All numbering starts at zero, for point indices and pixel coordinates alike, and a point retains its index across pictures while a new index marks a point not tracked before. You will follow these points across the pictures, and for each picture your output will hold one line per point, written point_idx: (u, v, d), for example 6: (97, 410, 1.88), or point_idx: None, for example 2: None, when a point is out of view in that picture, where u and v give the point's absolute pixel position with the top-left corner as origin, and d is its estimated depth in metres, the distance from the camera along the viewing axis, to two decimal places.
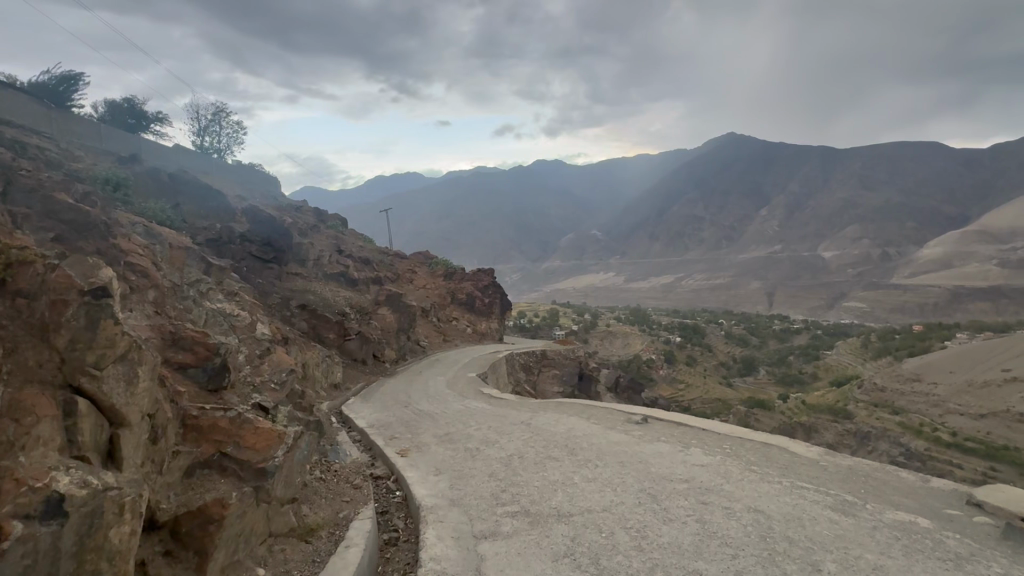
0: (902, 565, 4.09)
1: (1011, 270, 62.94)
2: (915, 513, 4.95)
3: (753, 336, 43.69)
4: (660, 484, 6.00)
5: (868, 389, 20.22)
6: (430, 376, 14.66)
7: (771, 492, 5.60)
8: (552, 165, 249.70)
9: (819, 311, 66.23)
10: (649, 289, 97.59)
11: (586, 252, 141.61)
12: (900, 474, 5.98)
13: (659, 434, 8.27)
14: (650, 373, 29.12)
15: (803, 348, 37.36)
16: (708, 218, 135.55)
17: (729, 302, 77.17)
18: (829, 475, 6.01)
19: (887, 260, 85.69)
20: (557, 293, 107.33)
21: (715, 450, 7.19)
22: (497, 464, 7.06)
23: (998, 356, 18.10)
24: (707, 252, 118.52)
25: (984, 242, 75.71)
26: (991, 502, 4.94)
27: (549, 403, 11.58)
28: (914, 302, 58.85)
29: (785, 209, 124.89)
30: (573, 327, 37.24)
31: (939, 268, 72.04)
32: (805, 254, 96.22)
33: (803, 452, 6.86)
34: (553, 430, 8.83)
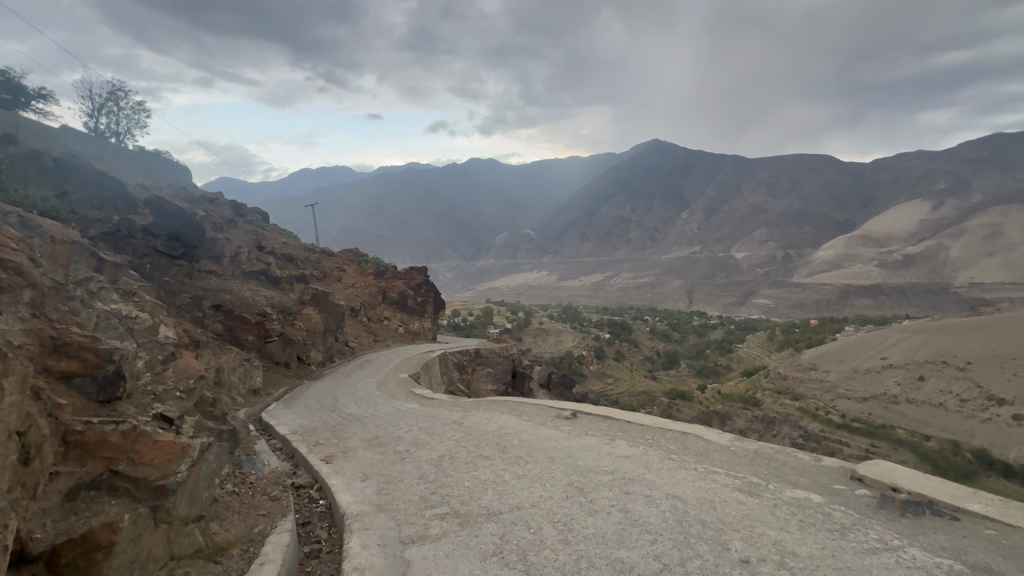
0: (796, 538, 4.49)
1: (887, 270, 71.63)
2: (808, 491, 5.49)
3: (675, 332, 46.45)
4: (588, 476, 6.19)
5: (773, 377, 22.23)
6: (358, 378, 14.10)
7: (688, 478, 5.97)
8: (487, 164, 249.83)
9: (733, 307, 71.65)
10: (579, 287, 100.60)
11: (519, 251, 143.31)
12: (799, 455, 6.59)
13: (586, 428, 8.56)
14: (581, 369, 30.06)
15: (719, 342, 40.23)
16: (635, 220, 142.02)
17: (653, 300, 81.39)
18: (737, 460, 6.50)
19: (789, 260, 94.60)
20: (491, 291, 107.74)
21: (638, 441, 7.55)
22: (428, 465, 6.95)
23: (878, 346, 20.46)
24: (633, 252, 124.35)
25: (867, 245, 85.61)
26: (869, 475, 5.59)
27: (482, 401, 11.54)
28: (811, 298, 65.42)
29: (703, 212, 133.75)
30: (506, 326, 37.53)
31: (832, 268, 80.49)
32: (720, 255, 103.80)
33: (716, 439, 7.38)
34: (484, 429, 8.83)
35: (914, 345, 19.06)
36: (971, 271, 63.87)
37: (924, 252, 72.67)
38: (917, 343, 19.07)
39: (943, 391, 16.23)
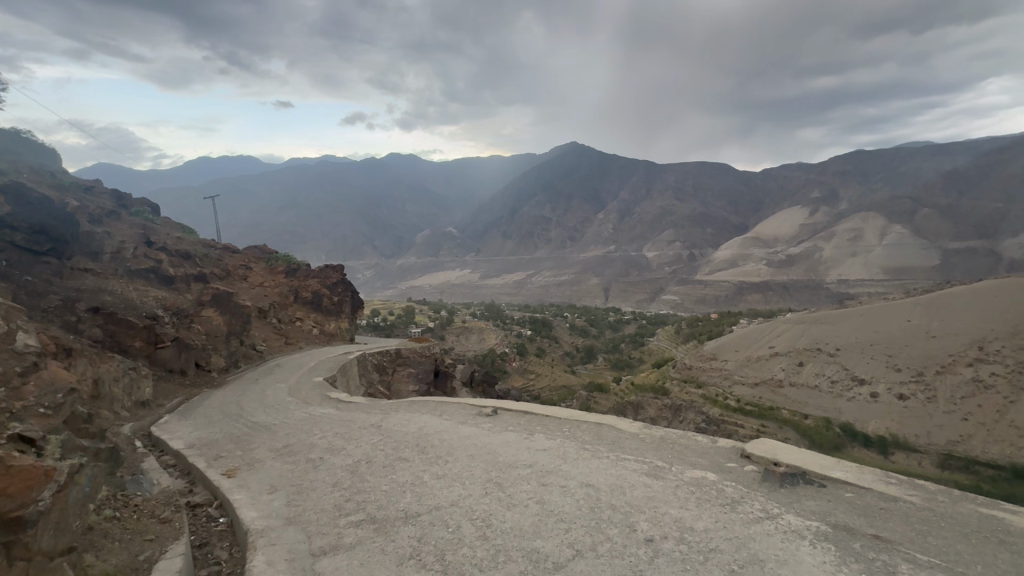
0: (694, 514, 4.89)
1: (774, 268, 80.22)
2: (704, 470, 6.02)
3: (592, 327, 48.53)
4: (507, 471, 6.29)
5: (680, 367, 24.17)
6: (268, 384, 13.14)
7: (600, 466, 6.28)
8: (407, 159, 243.83)
9: (644, 303, 76.34)
10: (502, 285, 101.72)
11: (441, 249, 141.82)
12: (697, 438, 7.19)
13: (507, 424, 8.68)
14: (504, 366, 30.36)
15: (633, 336, 42.69)
16: (555, 220, 146.22)
17: (572, 297, 84.34)
18: (645, 446, 6.96)
19: (693, 259, 102.63)
20: (413, 290, 105.55)
21: (555, 434, 7.82)
22: (343, 472, 6.66)
23: (765, 336, 22.83)
24: (553, 251, 128.05)
25: (758, 245, 95.26)
26: (755, 452, 6.24)
27: (402, 402, 11.26)
28: (712, 294, 71.49)
29: (618, 213, 140.95)
30: (428, 325, 36.98)
31: (729, 266, 88.50)
32: (633, 254, 109.97)
33: (626, 428, 7.84)
34: (404, 430, 8.67)
35: (795, 334, 21.44)
36: (839, 268, 73.50)
37: (803, 253, 82.22)
38: (798, 332, 21.44)
39: (819, 375, 18.40)
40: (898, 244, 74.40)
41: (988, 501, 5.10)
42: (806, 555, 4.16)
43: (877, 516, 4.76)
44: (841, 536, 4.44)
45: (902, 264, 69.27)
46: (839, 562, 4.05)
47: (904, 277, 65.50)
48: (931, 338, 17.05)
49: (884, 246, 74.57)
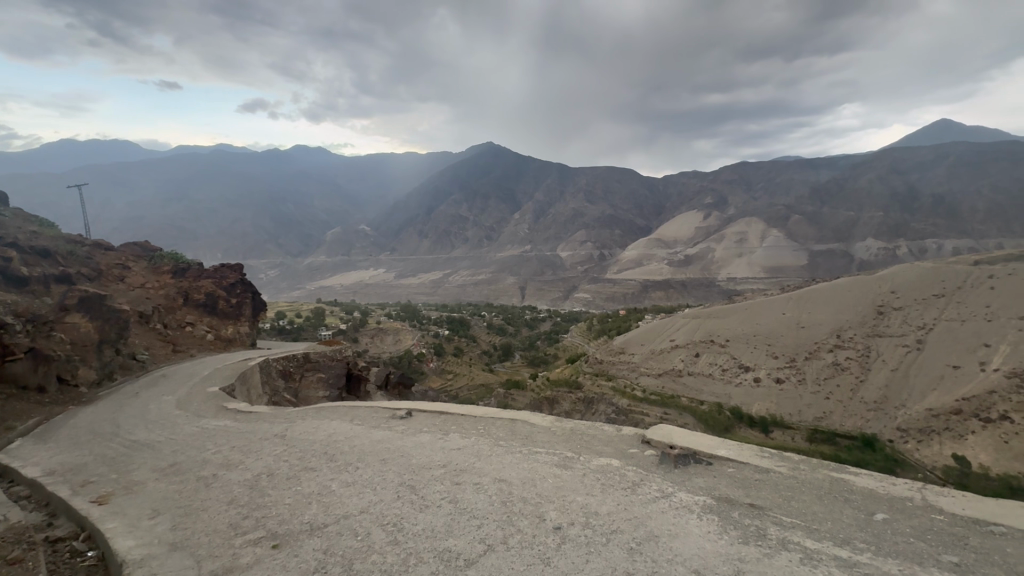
0: (598, 500, 5.18)
1: (674, 267, 86.98)
2: (609, 457, 6.40)
3: (510, 325, 49.28)
4: (420, 473, 6.21)
5: (592, 362, 25.35)
6: (151, 398, 11.71)
7: (514, 461, 6.41)
8: (315, 151, 230.12)
9: (559, 301, 79.01)
10: (418, 285, 99.93)
11: (353, 247, 135.84)
12: (603, 428, 7.61)
13: (421, 426, 8.55)
14: (421, 367, 29.56)
15: (548, 333, 43.99)
16: (471, 219, 146.37)
17: (490, 297, 85.13)
18: (557, 438, 7.24)
19: (603, 258, 108.13)
20: (323, 291, 100.10)
21: (470, 432, 7.86)
22: (240, 487, 6.16)
23: (667, 330, 24.63)
24: (470, 250, 128.13)
25: (660, 245, 102.58)
26: (654, 438, 6.74)
27: (310, 410, 10.62)
28: (620, 292, 75.85)
29: (533, 214, 144.47)
30: (340, 327, 35.11)
31: (635, 266, 94.36)
32: (548, 254, 113.41)
33: (538, 422, 8.11)
34: (311, 438, 8.23)
35: (692, 327, 23.37)
36: (728, 267, 81.48)
37: (699, 253, 89.92)
38: (694, 325, 23.37)
39: (712, 364, 20.21)
40: (776, 245, 84.01)
41: (838, 465, 5.99)
42: (694, 527, 4.59)
43: (753, 486, 5.38)
44: (723, 507, 4.96)
45: (779, 263, 78.37)
46: (722, 530, 4.51)
47: (780, 275, 74.34)
48: (801, 328, 19.49)
49: (764, 247, 83.88)
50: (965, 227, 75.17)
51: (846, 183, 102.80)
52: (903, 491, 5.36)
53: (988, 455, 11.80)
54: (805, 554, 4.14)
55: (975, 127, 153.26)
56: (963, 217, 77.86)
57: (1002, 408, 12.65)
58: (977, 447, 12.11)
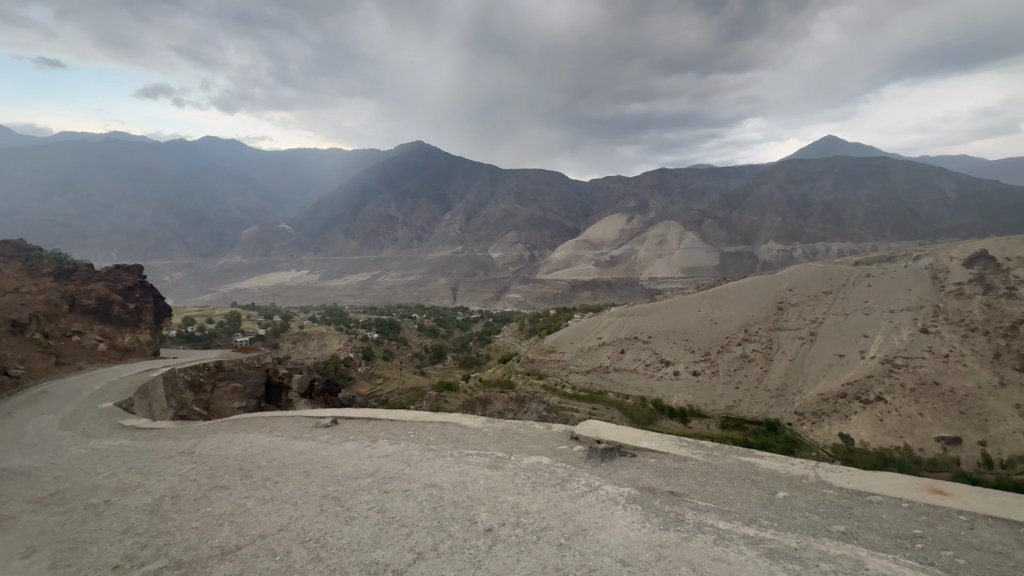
0: (528, 499, 5.24)
1: (601, 268, 90.38)
2: (540, 455, 6.50)
3: (441, 327, 48.58)
4: (346, 484, 5.95)
5: (524, 361, 25.67)
6: (27, 418, 10.23)
7: (444, 464, 6.33)
8: (227, 143, 213.23)
9: (491, 302, 79.18)
10: (345, 287, 95.94)
11: (273, 247, 127.55)
12: (534, 426, 7.74)
13: (347, 433, 8.20)
14: (348, 372, 28.23)
15: (480, 334, 43.97)
16: (400, 219, 142.82)
17: (420, 298, 83.53)
18: (487, 439, 7.26)
19: (534, 259, 109.99)
20: (238, 294, 93.08)
21: (400, 437, 7.65)
22: (137, 514, 5.53)
23: (594, 328, 25.46)
24: (400, 251, 125.03)
25: (587, 246, 106.21)
26: (582, 434, 6.97)
27: (223, 423, 9.82)
28: (550, 292, 77.68)
29: (464, 214, 143.80)
30: (258, 332, 32.61)
31: (564, 266, 96.89)
32: (479, 255, 113.40)
33: (469, 424, 8.07)
34: (223, 454, 7.61)
35: (618, 325, 24.36)
36: (650, 267, 86.10)
37: (623, 254, 94.16)
38: (619, 323, 24.39)
39: (636, 360, 21.20)
40: (691, 247, 90.08)
41: (747, 449, 6.52)
42: (619, 518, 4.77)
43: (673, 475, 5.70)
44: (646, 497, 5.20)
45: (695, 264, 84.08)
46: (645, 519, 4.74)
47: (696, 275, 79.81)
48: (713, 324, 21.04)
49: (682, 249, 89.56)
50: (848, 232, 85.21)
51: (751, 191, 112.33)
52: (800, 469, 5.94)
53: (867, 432, 13.42)
54: (717, 535, 4.46)
55: (854, 144, 173.70)
56: (846, 224, 88.28)
57: (877, 390, 14.43)
58: (859, 425, 13.72)
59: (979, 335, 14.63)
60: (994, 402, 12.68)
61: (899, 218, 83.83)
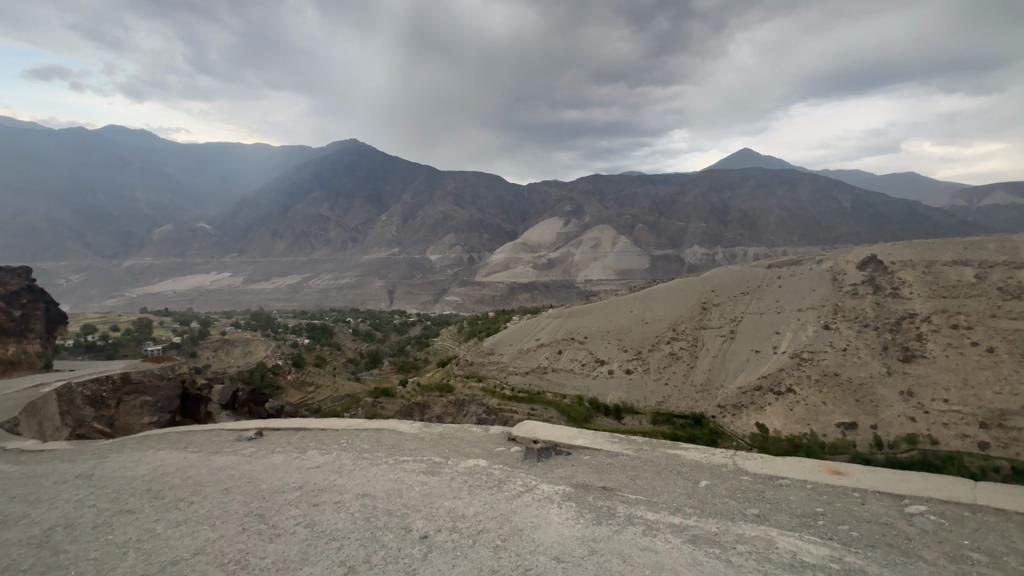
0: (465, 502, 5.21)
1: (539, 270, 91.91)
2: (477, 458, 6.48)
3: (377, 331, 47.07)
4: (270, 499, 5.61)
5: (463, 363, 25.47)
6: None
7: (379, 473, 6.15)
8: (135, 134, 194.61)
9: (429, 305, 77.98)
10: (272, 290, 90.54)
11: (190, 247, 117.86)
12: (472, 429, 7.71)
13: (273, 446, 7.73)
14: (277, 381, 26.55)
15: (418, 338, 43.15)
16: (333, 219, 137.16)
17: (355, 302, 80.63)
18: (425, 444, 7.14)
19: (473, 261, 109.87)
20: (149, 299, 85.16)
21: (331, 447, 7.34)
22: (21, 549, 4.89)
23: (532, 330, 25.73)
24: (333, 252, 120.06)
25: (525, 248, 107.63)
26: (518, 434, 7.05)
27: (130, 441, 8.91)
28: (488, 294, 77.87)
29: (401, 216, 140.74)
30: (172, 340, 29.90)
31: (503, 269, 97.35)
32: (417, 257, 111.41)
33: (406, 429, 7.90)
34: (129, 475, 6.91)
35: (555, 327, 24.80)
36: (586, 270, 88.74)
37: (560, 257, 96.20)
38: (557, 325, 24.83)
39: (573, 360, 21.72)
40: (624, 250, 93.81)
41: (673, 443, 6.86)
42: (554, 516, 4.86)
43: (606, 471, 5.91)
44: (579, 493, 5.34)
45: (627, 267, 87.74)
46: (578, 515, 4.86)
47: (628, 278, 83.23)
48: (644, 324, 22.01)
49: (615, 252, 93.09)
50: (763, 237, 92.46)
51: (677, 199, 118.78)
52: (720, 458, 6.37)
53: (779, 421, 14.65)
54: (646, 525, 4.66)
55: (766, 156, 189.16)
56: (761, 229, 95.75)
57: (787, 381, 15.78)
58: (773, 415, 14.92)
59: (871, 330, 16.37)
60: (882, 390, 14.24)
61: (805, 225, 92.29)
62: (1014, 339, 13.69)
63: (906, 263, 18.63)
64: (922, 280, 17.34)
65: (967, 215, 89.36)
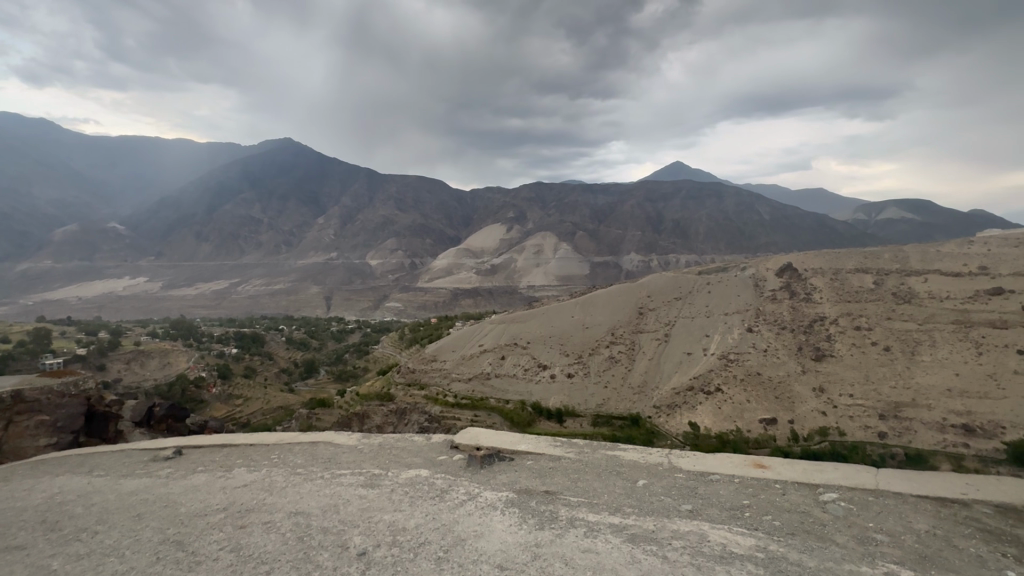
0: (406, 515, 5.05)
1: (482, 276, 91.90)
2: (419, 468, 6.34)
3: (312, 339, 44.89)
4: (191, 523, 5.18)
5: (404, 371, 24.84)
6: None
7: (314, 488, 5.84)
8: (34, 122, 175.05)
9: (369, 311, 75.60)
10: (195, 296, 84.17)
11: (99, 249, 107.22)
12: (412, 439, 7.51)
13: (195, 465, 7.14)
14: (199, 395, 24.56)
15: (357, 345, 41.75)
16: (264, 221, 129.95)
17: (289, 309, 76.69)
18: (363, 457, 6.88)
19: (415, 266, 108.03)
20: (49, 306, 76.50)
21: (262, 464, 6.89)
22: None
23: (475, 336, 25.56)
24: (265, 256, 113.78)
25: (469, 254, 107.26)
26: (462, 442, 6.96)
27: (21, 467, 7.89)
28: (431, 300, 76.80)
29: (340, 219, 136.06)
30: (77, 352, 27.01)
31: (445, 275, 96.37)
32: (356, 262, 108.01)
33: (344, 442, 7.57)
34: (20, 505, 6.13)
35: (499, 332, 24.79)
36: (528, 276, 89.84)
37: (503, 262, 96.56)
38: (500, 330, 24.86)
39: (516, 365, 21.85)
40: (565, 256, 95.86)
41: (613, 444, 7.06)
42: (497, 523, 4.83)
43: (548, 475, 5.98)
44: (522, 499, 5.34)
45: (568, 273, 89.72)
46: (521, 522, 4.85)
47: (569, 283, 85.14)
48: (585, 328, 22.57)
49: (557, 258, 94.97)
50: (694, 246, 97.88)
51: (616, 208, 123.05)
52: (656, 457, 6.62)
53: (709, 419, 15.49)
54: (587, 527, 4.74)
55: (696, 170, 200.66)
56: (692, 238, 101.34)
57: (716, 381, 16.74)
58: (703, 413, 15.75)
59: (788, 332, 17.73)
60: (798, 387, 15.45)
61: (730, 235, 98.63)
62: (906, 338, 15.38)
63: (817, 271, 20.42)
64: (830, 286, 19.06)
65: (867, 228, 99.31)
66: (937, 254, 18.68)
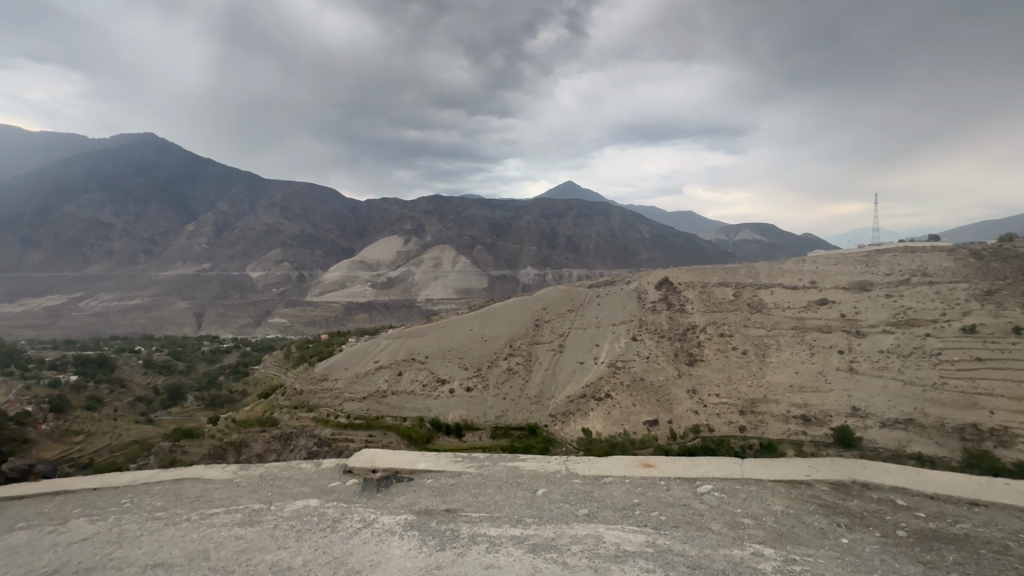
0: (291, 552, 4.59)
1: (377, 290, 88.45)
2: (306, 498, 5.82)
3: (177, 362, 39.33)
4: None
5: (290, 393, 22.79)
6: None
7: (176, 534, 5.08)
8: None
9: (249, 329, 68.57)
10: (19, 314, 69.63)
11: None
12: (299, 466, 6.90)
13: (13, 522, 5.80)
14: (23, 434, 19.59)
15: (233, 367, 37.47)
16: (117, 226, 112.45)
17: (148, 327, 66.78)
18: (240, 490, 6.15)
19: (304, 278, 100.89)
20: None
21: (108, 512, 5.82)
22: None
23: (369, 352, 24.28)
24: (117, 266, 98.20)
25: (363, 266, 102.72)
26: (356, 466, 6.55)
27: None
28: (322, 315, 72.05)
29: (214, 227, 122.47)
30: None
31: (338, 288, 91.09)
32: (234, 274, 97.87)
33: (216, 476, 6.70)
34: None
35: (396, 347, 23.86)
36: (427, 290, 88.43)
37: (400, 275, 93.85)
38: (397, 345, 23.96)
39: (413, 381, 21.21)
40: (464, 269, 95.90)
41: (513, 455, 7.11)
42: (396, 549, 4.60)
43: (449, 492, 5.84)
44: (422, 520, 5.15)
45: (467, 286, 89.90)
46: (421, 544, 4.68)
47: (467, 297, 85.25)
48: (483, 341, 22.69)
49: (456, 270, 94.77)
50: (585, 261, 103.85)
51: (513, 223, 126.37)
52: (554, 466, 6.79)
53: (600, 424, 16.38)
54: (489, 543, 4.70)
55: (585, 190, 213.72)
56: (584, 253, 107.51)
57: (605, 388, 17.79)
58: (595, 419, 16.63)
59: (667, 340, 19.47)
60: (675, 390, 17.00)
61: (616, 251, 106.39)
62: (758, 343, 17.74)
63: (688, 284, 22.76)
64: (700, 298, 21.35)
65: (728, 247, 113.31)
66: (780, 270, 21.85)
